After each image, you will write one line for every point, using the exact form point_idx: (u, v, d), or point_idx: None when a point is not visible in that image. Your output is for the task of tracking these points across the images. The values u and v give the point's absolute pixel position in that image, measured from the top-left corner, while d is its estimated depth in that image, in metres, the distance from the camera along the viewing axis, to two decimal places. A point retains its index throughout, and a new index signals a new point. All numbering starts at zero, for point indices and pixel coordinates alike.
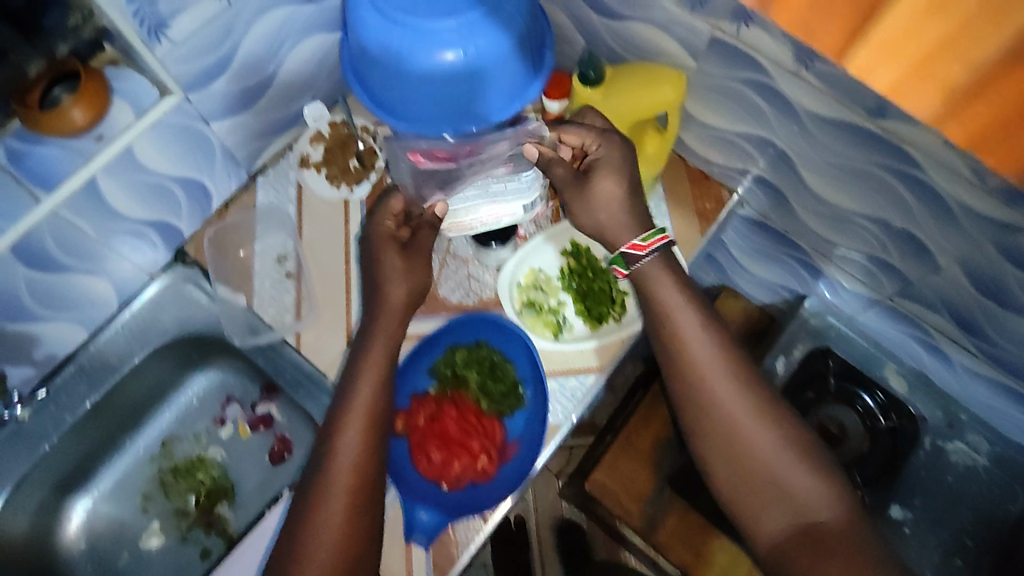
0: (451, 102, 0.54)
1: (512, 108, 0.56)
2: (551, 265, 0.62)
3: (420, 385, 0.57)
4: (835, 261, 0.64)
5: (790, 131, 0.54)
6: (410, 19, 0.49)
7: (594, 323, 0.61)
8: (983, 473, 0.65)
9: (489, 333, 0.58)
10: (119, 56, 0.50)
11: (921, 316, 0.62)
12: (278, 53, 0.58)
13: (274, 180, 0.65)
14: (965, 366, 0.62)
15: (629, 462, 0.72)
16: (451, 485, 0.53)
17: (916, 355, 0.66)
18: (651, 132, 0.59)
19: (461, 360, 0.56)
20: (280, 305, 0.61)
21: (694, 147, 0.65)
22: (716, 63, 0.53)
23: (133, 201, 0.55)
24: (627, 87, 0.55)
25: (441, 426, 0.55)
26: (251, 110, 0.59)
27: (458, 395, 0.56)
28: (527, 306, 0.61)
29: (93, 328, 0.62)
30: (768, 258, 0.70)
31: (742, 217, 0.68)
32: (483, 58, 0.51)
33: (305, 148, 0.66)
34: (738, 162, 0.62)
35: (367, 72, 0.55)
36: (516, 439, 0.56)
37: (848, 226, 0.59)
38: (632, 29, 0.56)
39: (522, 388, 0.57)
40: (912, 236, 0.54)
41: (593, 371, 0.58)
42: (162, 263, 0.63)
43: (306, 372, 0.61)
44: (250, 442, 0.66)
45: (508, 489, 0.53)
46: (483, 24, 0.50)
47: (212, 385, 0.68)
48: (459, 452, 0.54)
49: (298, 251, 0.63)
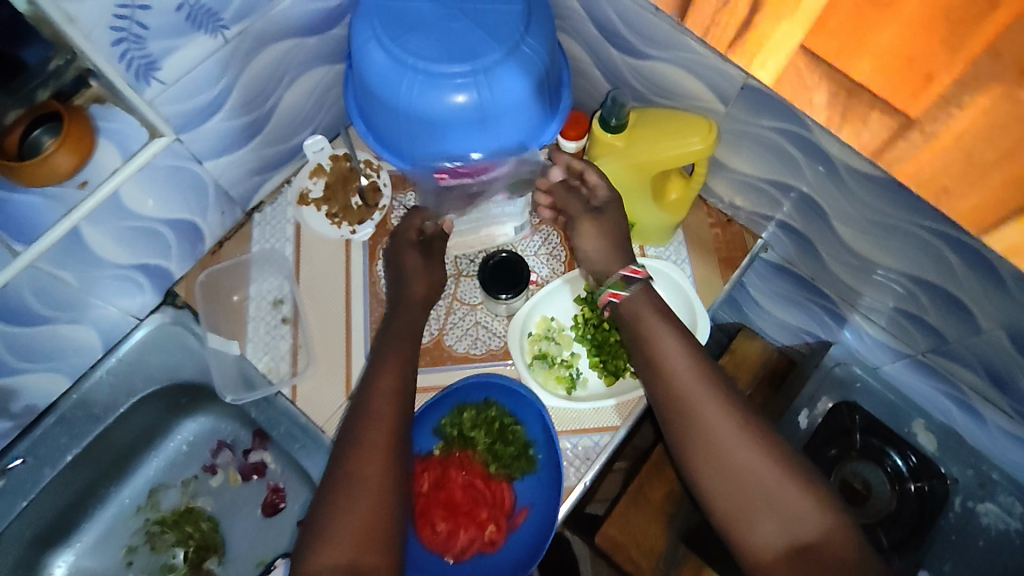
0: (461, 145, 0.51)
1: (527, 150, 0.53)
2: (564, 314, 0.59)
3: (423, 447, 0.53)
4: (861, 311, 0.61)
5: (823, 181, 0.51)
6: (420, 61, 0.47)
7: (610, 378, 0.57)
8: (1017, 538, 0.61)
9: (499, 392, 0.54)
10: (106, 93, 0.46)
11: (954, 373, 0.58)
12: (278, 88, 0.55)
13: (272, 219, 0.62)
14: (1000, 427, 0.58)
15: (642, 517, 0.67)
16: (456, 557, 0.50)
17: (947, 411, 0.62)
18: (675, 178, 0.57)
19: (469, 422, 0.53)
20: (275, 353, 0.58)
21: (716, 189, 0.62)
22: (745, 110, 0.50)
23: (119, 246, 0.52)
24: (652, 134, 0.52)
25: (447, 494, 0.51)
26: (248, 147, 0.56)
27: (465, 459, 0.53)
28: (538, 358, 0.57)
29: (75, 377, 0.58)
30: (791, 302, 0.67)
31: (765, 262, 0.65)
32: (497, 102, 0.49)
33: (305, 183, 0.62)
34: (764, 207, 0.59)
35: (372, 110, 0.52)
36: (526, 507, 0.52)
37: (880, 279, 0.55)
38: (656, 69, 0.53)
39: (534, 450, 0.53)
40: (952, 296, 0.51)
41: (609, 431, 0.54)
42: (150, 305, 0.59)
43: (300, 426, 0.57)
44: (242, 493, 0.63)
45: (518, 563, 0.50)
46: (498, 67, 0.47)
47: (203, 431, 0.64)
48: (465, 522, 0.51)
49: (295, 294, 0.59)
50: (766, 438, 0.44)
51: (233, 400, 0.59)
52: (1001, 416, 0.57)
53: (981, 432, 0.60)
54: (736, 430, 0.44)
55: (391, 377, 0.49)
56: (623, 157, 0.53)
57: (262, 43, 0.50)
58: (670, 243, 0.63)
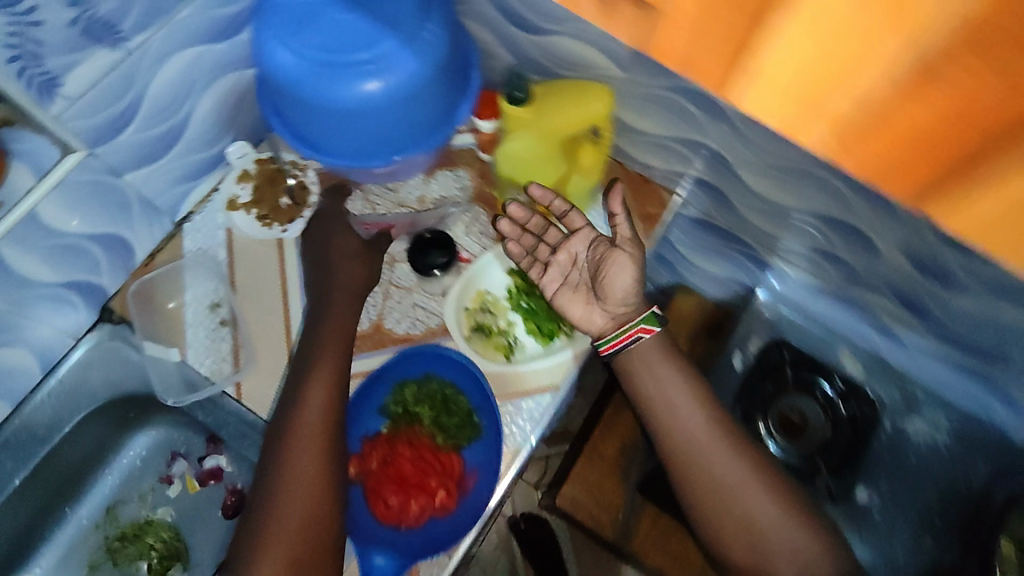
0: (374, 130, 0.52)
1: (440, 132, 0.56)
2: (498, 284, 0.61)
3: (371, 426, 0.56)
4: (780, 253, 0.64)
5: (722, 132, 0.53)
6: (321, 53, 0.47)
7: (545, 340, 0.59)
8: (945, 450, 0.65)
9: (437, 365, 0.57)
10: (13, 115, 0.45)
11: (869, 300, 0.62)
12: (190, 95, 0.55)
13: (202, 226, 0.62)
14: (918, 345, 0.62)
15: (597, 471, 0.70)
16: (410, 526, 0.52)
17: (869, 338, 0.66)
18: (584, 144, 0.58)
19: (412, 397, 0.56)
20: (217, 356, 0.59)
21: (632, 153, 0.64)
22: (643, 73, 0.53)
23: (45, 265, 0.53)
24: (557, 104, 0.54)
25: (396, 468, 0.54)
26: (167, 156, 0.57)
27: (412, 432, 0.56)
28: (476, 330, 0.59)
29: (16, 402, 0.58)
30: (716, 253, 0.70)
31: (686, 218, 0.68)
32: (404, 87, 0.50)
33: (233, 189, 0.63)
34: (676, 165, 0.62)
35: (283, 104, 0.53)
36: (474, 469, 0.54)
37: (792, 221, 0.59)
38: (558, 43, 0.55)
39: (477, 417, 0.56)
40: (852, 227, 0.54)
41: (548, 391, 0.56)
42: (86, 323, 0.60)
43: (250, 422, 0.59)
44: (201, 497, 0.64)
45: (468, 522, 0.52)
46: (401, 53, 0.48)
47: (155, 443, 0.65)
48: (416, 493, 0.53)
49: (232, 298, 0.60)
50: (763, 472, 0.51)
51: (176, 402, 0.61)
52: (917, 335, 0.61)
53: (904, 353, 0.64)
54: (731, 461, 0.50)
55: (329, 365, 0.52)
56: (533, 128, 0.55)
57: (169, 51, 0.50)
58: None
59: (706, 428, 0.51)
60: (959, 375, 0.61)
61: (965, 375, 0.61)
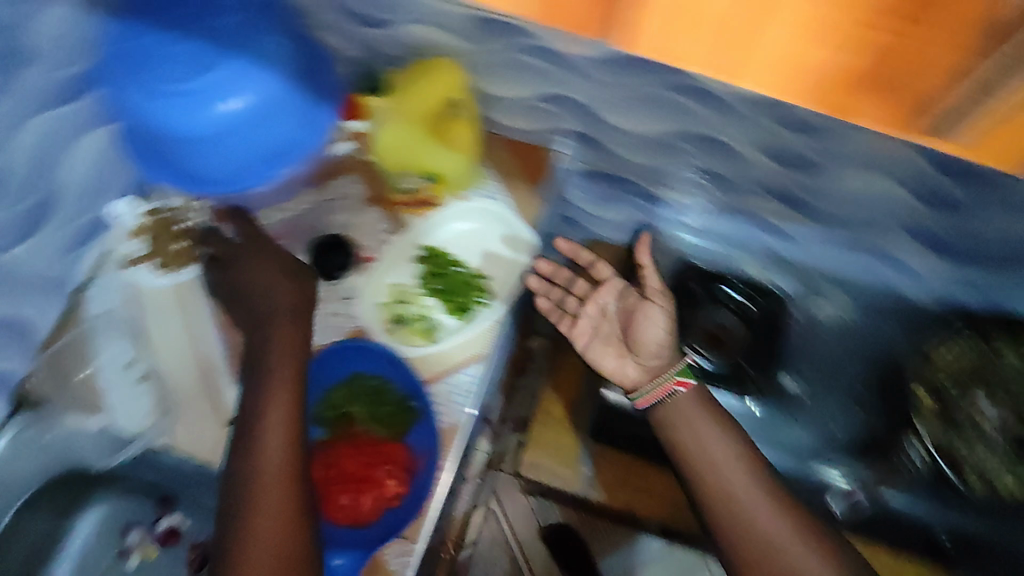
0: (245, 152, 0.60)
1: (312, 133, 0.63)
2: (404, 278, 0.73)
3: (314, 435, 0.69)
4: (671, 186, 0.79)
5: (721, 117, 0.62)
6: (170, 83, 0.52)
7: (458, 313, 0.72)
8: (1009, 421, 0.70)
9: (358, 361, 0.70)
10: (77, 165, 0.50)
11: (806, 263, 0.82)
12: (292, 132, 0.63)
13: (301, 215, 0.74)
14: (911, 260, 0.74)
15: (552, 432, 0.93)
16: (367, 520, 0.65)
17: (878, 272, 0.78)
18: (455, 120, 0.68)
19: (341, 398, 0.70)
20: (340, 330, 0.71)
21: (602, 140, 0.73)
22: (568, 52, 0.59)
23: (130, 303, 0.68)
24: (417, 85, 0.65)
25: (340, 467, 0.67)
26: (296, 196, 0.74)
27: (352, 433, 0.69)
28: (393, 320, 0.72)
29: (99, 455, 0.69)
30: (720, 220, 0.83)
31: (694, 207, 0.81)
32: (266, 97, 0.56)
33: (340, 186, 0.74)
34: (668, 155, 0.72)
35: (161, 143, 0.59)
36: (421, 451, 0.67)
37: (844, 189, 0.67)
38: (406, 28, 0.63)
39: (410, 402, 0.68)
40: (797, 158, 0.65)
41: (466, 361, 0.70)
42: (145, 425, 0.68)
43: (374, 415, 0.69)
44: (158, 560, 0.69)
45: (411, 511, 0.64)
46: (254, 70, 0.55)
47: (100, 521, 0.69)
48: (366, 487, 0.66)
49: (357, 283, 0.72)
50: None
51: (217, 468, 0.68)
52: (804, 228, 0.77)
53: (895, 272, 0.77)
54: None
55: (284, 357, 0.63)
56: (397, 110, 0.67)
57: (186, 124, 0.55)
58: (487, 180, 0.76)
59: (748, 487, 0.64)
60: (933, 261, 0.73)
61: (943, 260, 0.73)
